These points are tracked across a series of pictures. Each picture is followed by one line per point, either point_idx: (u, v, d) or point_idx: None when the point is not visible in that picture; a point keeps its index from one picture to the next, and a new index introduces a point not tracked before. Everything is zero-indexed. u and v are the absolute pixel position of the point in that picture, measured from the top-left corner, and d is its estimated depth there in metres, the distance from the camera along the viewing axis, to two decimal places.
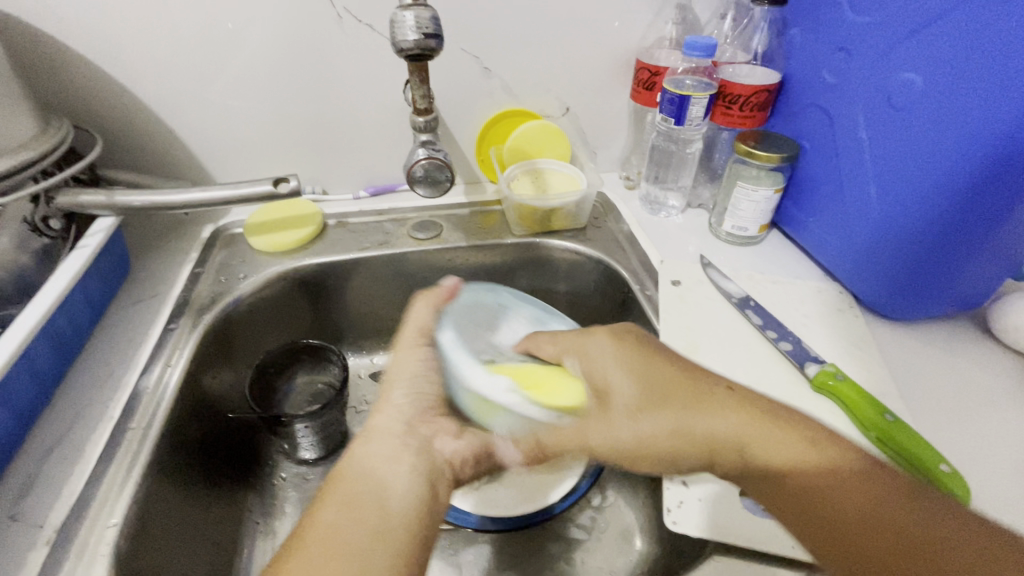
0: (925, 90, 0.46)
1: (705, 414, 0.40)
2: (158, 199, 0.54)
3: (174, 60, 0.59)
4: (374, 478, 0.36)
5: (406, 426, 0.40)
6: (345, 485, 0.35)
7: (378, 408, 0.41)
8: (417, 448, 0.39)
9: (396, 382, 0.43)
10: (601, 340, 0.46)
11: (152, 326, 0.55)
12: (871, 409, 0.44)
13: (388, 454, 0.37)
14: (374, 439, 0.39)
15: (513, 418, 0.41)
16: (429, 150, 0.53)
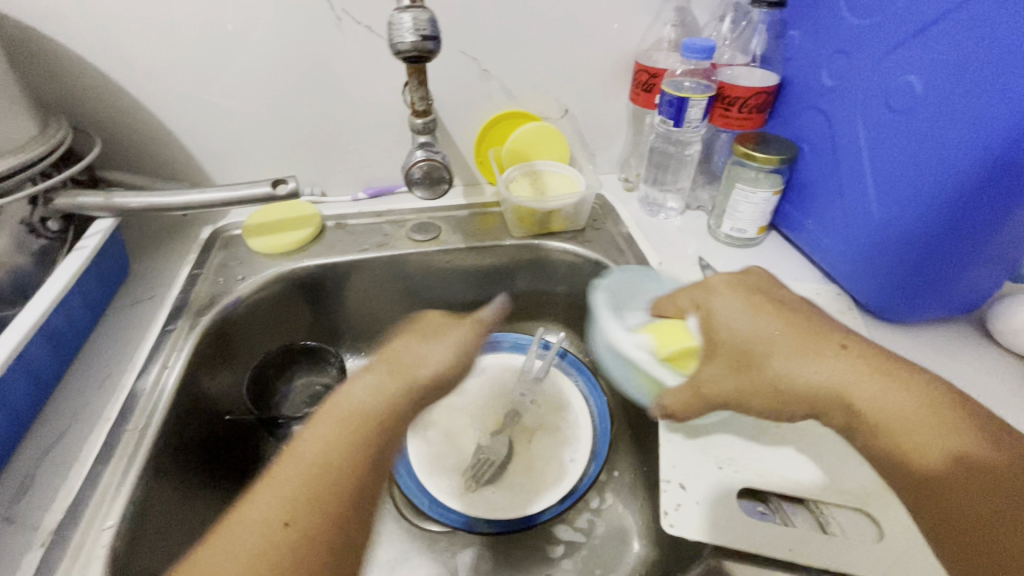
0: (923, 92, 0.46)
1: (821, 364, 0.39)
2: (156, 201, 0.54)
3: (173, 61, 0.59)
4: (359, 414, 0.39)
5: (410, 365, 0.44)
6: (337, 410, 0.40)
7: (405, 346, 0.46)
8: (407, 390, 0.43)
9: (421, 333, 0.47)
10: (722, 287, 0.46)
11: (150, 328, 0.55)
12: None
13: (377, 396, 0.41)
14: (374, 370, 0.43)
15: (648, 377, 0.45)
16: (427, 151, 0.53)
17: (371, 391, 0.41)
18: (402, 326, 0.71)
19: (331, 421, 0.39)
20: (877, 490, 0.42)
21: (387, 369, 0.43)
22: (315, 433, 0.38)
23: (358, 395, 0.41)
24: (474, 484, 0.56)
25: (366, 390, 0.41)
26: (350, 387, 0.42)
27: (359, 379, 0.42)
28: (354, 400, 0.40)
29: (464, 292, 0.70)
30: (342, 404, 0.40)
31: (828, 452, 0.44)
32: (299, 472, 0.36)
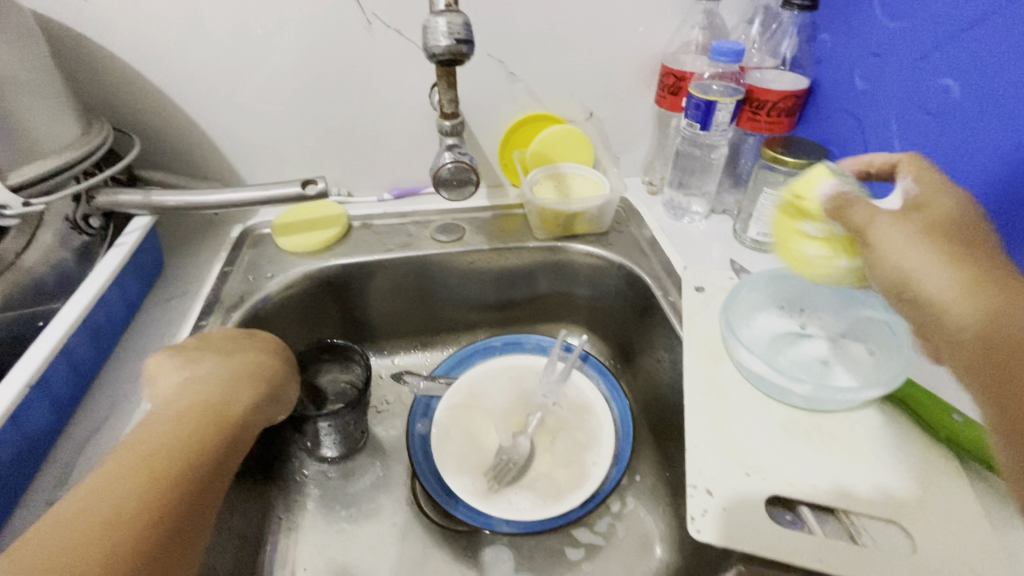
0: (961, 96, 0.45)
1: (934, 280, 0.37)
2: (191, 200, 0.55)
3: (207, 64, 0.61)
4: (206, 396, 0.43)
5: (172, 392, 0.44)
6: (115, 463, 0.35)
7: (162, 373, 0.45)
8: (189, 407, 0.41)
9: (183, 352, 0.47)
10: (945, 206, 0.42)
11: (183, 323, 0.56)
12: (940, 410, 0.44)
13: (231, 383, 0.45)
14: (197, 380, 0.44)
15: (776, 386, 0.47)
16: (455, 154, 0.53)
17: (227, 376, 0.45)
18: (423, 326, 0.72)
19: (144, 443, 0.37)
20: (909, 502, 0.41)
21: (212, 364, 0.46)
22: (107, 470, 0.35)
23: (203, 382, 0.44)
24: (497, 486, 0.56)
25: (189, 401, 0.42)
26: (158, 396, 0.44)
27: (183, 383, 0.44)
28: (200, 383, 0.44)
29: (486, 293, 0.71)
30: (177, 403, 0.41)
31: (858, 459, 0.43)
32: (118, 468, 0.35)
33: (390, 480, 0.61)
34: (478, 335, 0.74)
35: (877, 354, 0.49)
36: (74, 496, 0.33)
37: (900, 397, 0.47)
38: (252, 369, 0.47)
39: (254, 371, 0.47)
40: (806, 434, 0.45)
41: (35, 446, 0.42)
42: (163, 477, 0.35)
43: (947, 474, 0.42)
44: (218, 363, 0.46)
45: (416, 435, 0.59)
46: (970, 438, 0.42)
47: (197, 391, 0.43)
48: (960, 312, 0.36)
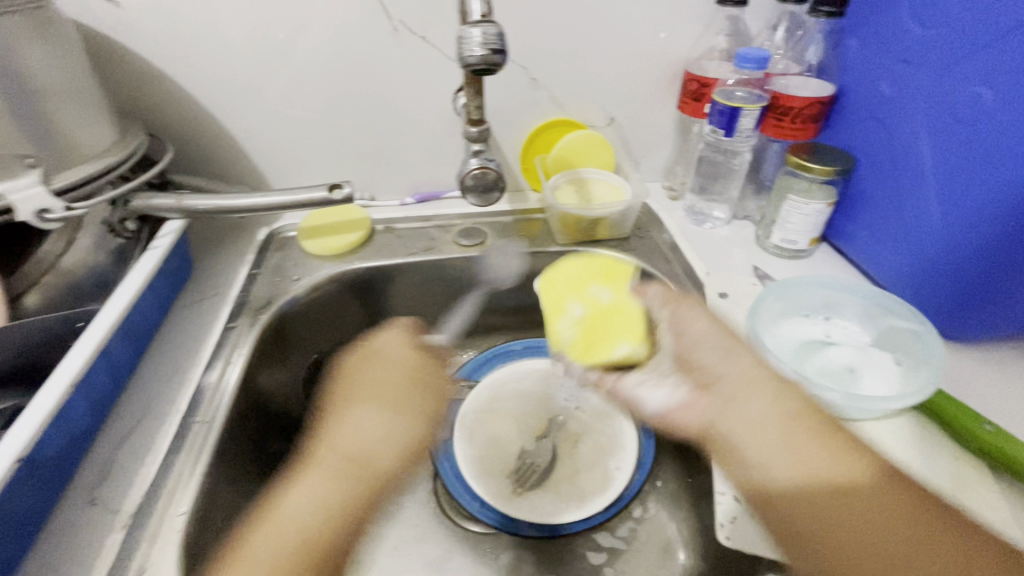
0: (993, 104, 0.45)
1: (732, 369, 0.42)
2: (222, 204, 0.56)
3: (238, 72, 0.62)
4: (337, 463, 0.41)
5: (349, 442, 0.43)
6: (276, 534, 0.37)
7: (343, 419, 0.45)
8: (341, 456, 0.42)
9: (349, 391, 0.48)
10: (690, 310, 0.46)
11: (213, 324, 0.58)
12: (969, 419, 0.44)
13: (388, 440, 0.44)
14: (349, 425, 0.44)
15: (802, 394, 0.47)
16: (482, 160, 0.54)
17: (352, 430, 0.44)
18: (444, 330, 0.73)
19: (289, 518, 0.38)
20: None
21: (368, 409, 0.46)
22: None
23: (339, 442, 0.43)
24: (519, 486, 0.57)
25: (299, 486, 0.40)
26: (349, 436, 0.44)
27: (362, 423, 0.45)
28: (347, 445, 0.43)
29: (507, 297, 0.71)
30: (336, 453, 0.42)
31: None
32: (289, 542, 0.37)
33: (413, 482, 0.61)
34: (498, 339, 0.75)
35: (903, 363, 0.49)
36: None
37: (932, 407, 0.46)
38: (403, 422, 0.46)
39: (394, 419, 0.45)
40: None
41: (77, 443, 0.43)
42: (330, 541, 0.38)
43: (979, 485, 0.42)
44: (357, 416, 0.45)
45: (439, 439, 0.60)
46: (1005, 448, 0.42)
47: (342, 455, 0.42)
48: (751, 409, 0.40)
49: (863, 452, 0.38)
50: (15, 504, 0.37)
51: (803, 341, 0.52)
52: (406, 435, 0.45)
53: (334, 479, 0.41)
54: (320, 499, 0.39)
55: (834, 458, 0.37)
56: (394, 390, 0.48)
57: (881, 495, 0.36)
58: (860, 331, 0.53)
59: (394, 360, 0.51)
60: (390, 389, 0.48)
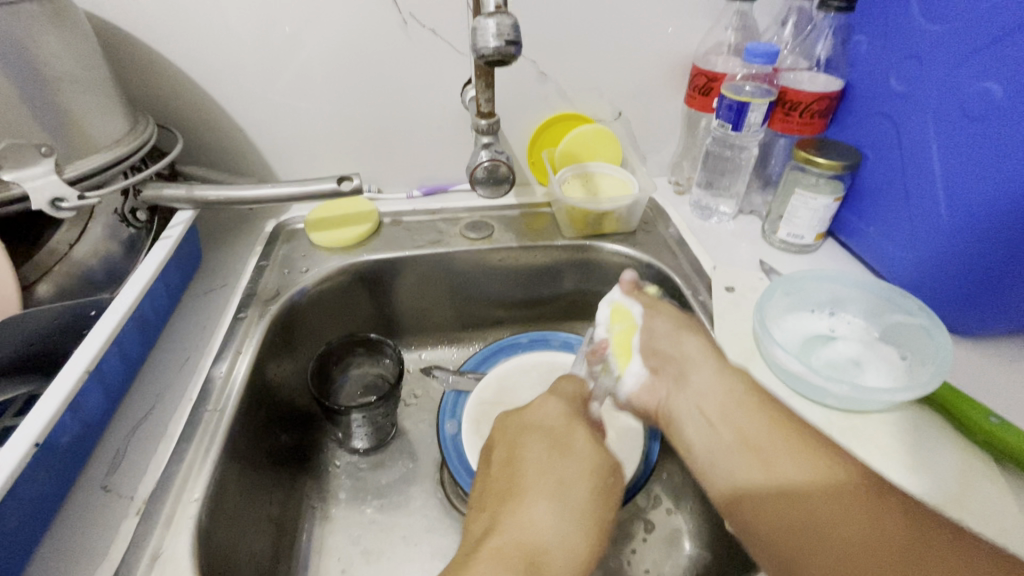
0: (1003, 101, 0.45)
1: (689, 366, 0.48)
2: (232, 195, 0.56)
3: (248, 63, 0.62)
4: (517, 566, 0.33)
5: (553, 533, 0.35)
6: None
7: (532, 490, 0.38)
8: (499, 552, 0.34)
9: (520, 443, 0.42)
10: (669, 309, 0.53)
11: (223, 315, 0.58)
12: (974, 412, 0.45)
13: (563, 549, 0.35)
14: (542, 504, 0.37)
15: (812, 387, 0.47)
16: (492, 152, 0.54)
17: (536, 532, 0.35)
18: (450, 323, 0.73)
19: None
20: (945, 504, 0.41)
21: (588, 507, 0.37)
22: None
23: (521, 536, 0.35)
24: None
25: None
26: (518, 541, 0.35)
27: (538, 505, 0.37)
28: (519, 540, 0.35)
29: (514, 291, 0.72)
30: (513, 536, 0.35)
31: (892, 460, 0.44)
32: None
33: (419, 472, 0.62)
34: (503, 332, 0.75)
35: (908, 358, 0.49)
36: None
37: (939, 400, 0.47)
38: (577, 529, 0.36)
39: (568, 524, 0.36)
40: (842, 436, 0.46)
41: (89, 430, 0.44)
42: None
43: (986, 478, 0.42)
44: (533, 512, 0.36)
45: (444, 431, 0.60)
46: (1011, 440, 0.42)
47: (513, 553, 0.34)
48: (699, 388, 0.47)
49: (832, 459, 0.39)
50: (31, 490, 0.38)
51: (811, 334, 0.52)
52: (579, 543, 0.36)
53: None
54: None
55: (789, 462, 0.39)
56: (572, 481, 0.38)
57: (839, 499, 0.36)
58: (867, 325, 0.53)
59: (564, 429, 0.43)
60: (575, 483, 0.38)
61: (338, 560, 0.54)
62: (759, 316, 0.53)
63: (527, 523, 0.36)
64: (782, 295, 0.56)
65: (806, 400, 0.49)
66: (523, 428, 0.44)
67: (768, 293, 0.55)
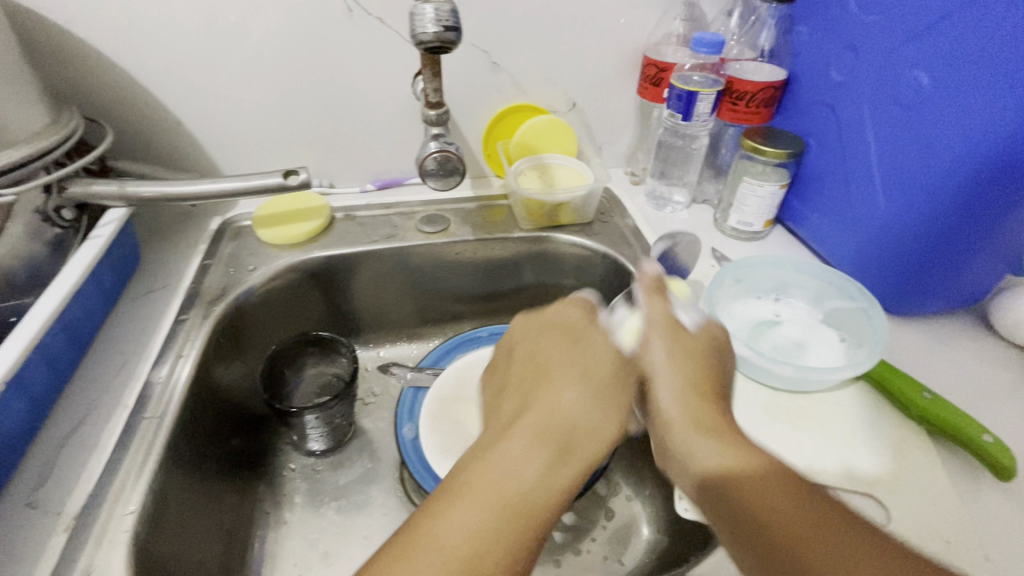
0: (931, 90, 0.47)
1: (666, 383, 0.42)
2: (168, 190, 0.54)
3: (184, 53, 0.59)
4: (554, 443, 0.35)
5: (579, 412, 0.37)
6: (440, 538, 0.31)
7: (561, 367, 0.40)
8: (527, 432, 0.36)
9: (543, 349, 0.43)
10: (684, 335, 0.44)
11: (163, 316, 0.55)
12: (910, 390, 0.46)
13: (595, 431, 0.37)
14: (571, 375, 0.39)
15: (760, 369, 0.48)
16: (441, 143, 0.53)
17: (568, 411, 0.37)
18: (409, 319, 0.72)
19: (468, 500, 0.32)
20: (882, 476, 0.43)
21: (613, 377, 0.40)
22: (470, 508, 0.32)
23: (555, 414, 0.37)
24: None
25: (516, 452, 0.35)
26: (550, 405, 0.37)
27: (567, 386, 0.39)
28: (553, 416, 0.37)
29: (473, 285, 0.71)
30: (540, 412, 0.37)
31: (836, 441, 0.45)
32: (491, 514, 0.32)
33: (379, 472, 0.61)
34: (464, 327, 0.74)
35: (847, 340, 0.51)
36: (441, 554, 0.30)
37: (879, 378, 0.48)
38: (605, 412, 0.38)
39: (600, 406, 0.38)
40: (790, 417, 0.47)
41: (11, 445, 0.41)
42: (532, 528, 0.32)
43: (919, 450, 0.45)
44: (563, 392, 0.38)
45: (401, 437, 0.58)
46: (942, 415, 0.44)
47: (548, 429, 0.36)
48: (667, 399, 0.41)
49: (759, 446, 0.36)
50: None
51: (759, 318, 0.54)
52: (607, 421, 0.38)
53: (554, 473, 0.34)
54: (538, 493, 0.33)
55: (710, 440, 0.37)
56: (599, 357, 0.41)
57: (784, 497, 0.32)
58: (812, 308, 0.55)
59: (588, 326, 0.44)
60: (601, 358, 0.41)
61: (293, 565, 0.53)
62: (709, 303, 0.54)
63: (559, 399, 0.38)
64: (732, 283, 0.56)
65: (755, 381, 0.50)
66: (547, 328, 0.45)
67: (717, 283, 0.56)
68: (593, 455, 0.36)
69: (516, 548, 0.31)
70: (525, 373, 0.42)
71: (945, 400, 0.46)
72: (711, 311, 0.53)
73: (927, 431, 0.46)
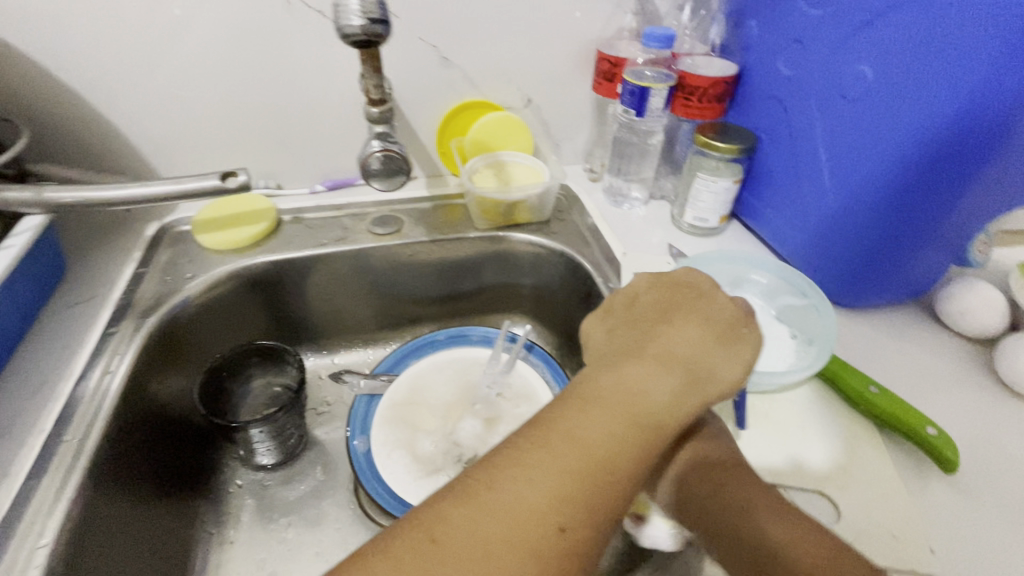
0: (874, 83, 0.47)
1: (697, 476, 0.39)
2: (90, 195, 0.50)
3: (107, 50, 0.55)
4: (686, 369, 0.36)
5: (706, 352, 0.37)
6: (559, 436, 0.32)
7: (686, 309, 0.40)
8: (655, 360, 0.36)
9: (663, 296, 0.42)
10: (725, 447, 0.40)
11: (90, 330, 0.52)
12: (857, 382, 0.47)
13: (721, 372, 0.36)
14: (694, 319, 0.39)
15: None
16: (384, 142, 0.51)
17: (694, 350, 0.37)
18: (365, 323, 0.69)
19: (590, 409, 0.33)
20: (828, 472, 0.43)
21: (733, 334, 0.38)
22: (598, 415, 0.33)
23: (679, 350, 0.37)
24: (434, 466, 0.55)
25: (648, 372, 0.35)
26: (679, 341, 0.37)
27: (691, 326, 0.38)
28: (677, 350, 0.37)
29: (430, 287, 0.69)
30: (668, 346, 0.37)
31: (787, 437, 0.45)
32: (610, 423, 0.33)
33: (331, 484, 0.58)
34: (423, 330, 0.72)
35: (797, 337, 0.51)
36: (554, 448, 0.31)
37: (829, 373, 0.48)
38: (730, 356, 0.37)
39: (726, 350, 0.37)
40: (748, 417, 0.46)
41: None
42: (647, 447, 0.33)
43: (864, 443, 0.45)
44: (686, 332, 0.38)
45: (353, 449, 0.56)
46: (886, 406, 0.45)
47: (676, 361, 0.36)
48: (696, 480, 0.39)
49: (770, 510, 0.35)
50: None
51: None
52: (730, 364, 0.37)
53: (682, 398, 0.35)
54: (664, 413, 0.34)
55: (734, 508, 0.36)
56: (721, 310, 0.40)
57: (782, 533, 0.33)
58: (764, 303, 0.55)
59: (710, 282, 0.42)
60: (722, 309, 0.40)
61: None
62: None
63: (685, 335, 0.38)
64: None
65: None
66: (666, 279, 0.43)
67: None
68: (717, 390, 0.36)
69: (639, 457, 0.32)
70: (644, 313, 0.41)
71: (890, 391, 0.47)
72: None
73: (873, 423, 0.47)
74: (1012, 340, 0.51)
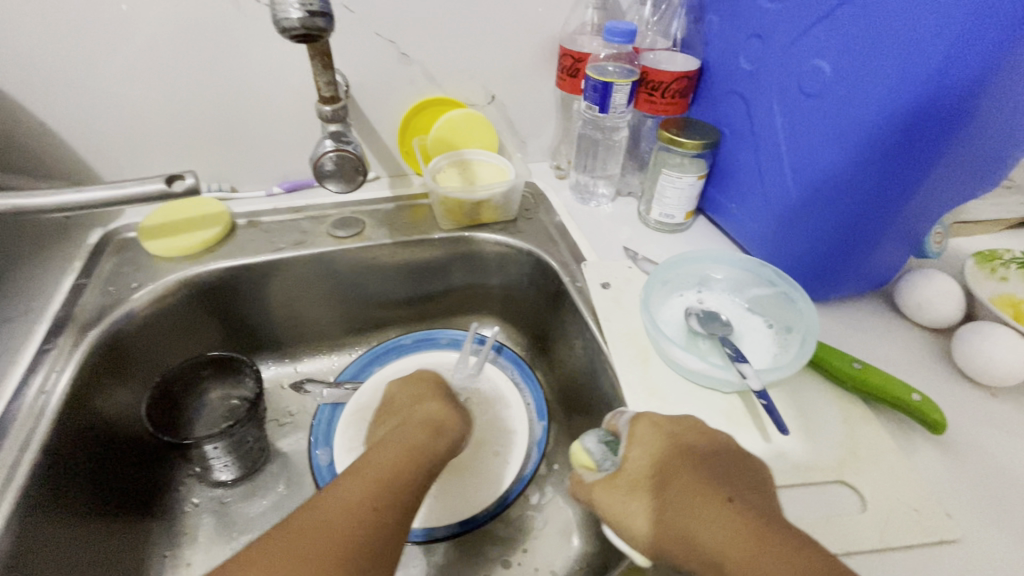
0: (831, 77, 0.47)
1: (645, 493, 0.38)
2: (21, 202, 0.47)
3: (35, 46, 0.52)
4: (434, 423, 0.47)
5: (449, 410, 0.50)
6: (332, 498, 0.37)
7: (433, 381, 0.55)
8: (411, 422, 0.47)
9: (423, 378, 0.55)
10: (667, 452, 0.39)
11: (23, 346, 0.49)
12: (840, 361, 0.48)
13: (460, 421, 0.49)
14: (440, 391, 0.53)
15: (715, 377, 0.46)
16: (338, 142, 0.49)
17: (441, 408, 0.50)
18: (329, 329, 0.67)
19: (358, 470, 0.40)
20: (806, 469, 0.42)
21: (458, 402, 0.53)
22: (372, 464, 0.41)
23: (431, 410, 0.49)
24: None
25: (405, 434, 0.45)
26: (429, 405, 0.50)
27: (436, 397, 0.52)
28: (430, 412, 0.49)
29: (395, 290, 0.67)
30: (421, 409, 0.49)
31: (763, 432, 0.45)
32: (378, 478, 0.39)
33: (294, 498, 0.56)
34: (390, 334, 0.70)
35: (773, 326, 0.51)
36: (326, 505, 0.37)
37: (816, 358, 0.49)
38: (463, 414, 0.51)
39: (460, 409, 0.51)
40: (725, 417, 0.46)
41: None
42: (406, 494, 0.39)
43: (834, 434, 0.45)
44: (434, 401, 0.51)
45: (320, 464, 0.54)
46: (873, 380, 0.46)
47: (428, 420, 0.47)
48: (641, 498, 0.38)
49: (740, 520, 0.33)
50: None
51: (690, 314, 0.52)
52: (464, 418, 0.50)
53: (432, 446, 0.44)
54: (420, 464, 0.42)
55: (702, 528, 0.34)
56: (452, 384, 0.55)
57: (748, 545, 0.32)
58: (734, 297, 0.55)
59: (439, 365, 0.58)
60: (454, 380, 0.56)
61: None
62: (647, 318, 0.50)
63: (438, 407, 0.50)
64: (662, 290, 0.55)
65: (717, 390, 0.48)
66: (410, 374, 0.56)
67: (647, 297, 0.53)
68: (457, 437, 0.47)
69: (402, 497, 0.39)
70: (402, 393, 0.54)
71: (870, 365, 0.48)
72: (651, 329, 0.49)
73: (860, 399, 0.48)
74: (967, 327, 0.52)
